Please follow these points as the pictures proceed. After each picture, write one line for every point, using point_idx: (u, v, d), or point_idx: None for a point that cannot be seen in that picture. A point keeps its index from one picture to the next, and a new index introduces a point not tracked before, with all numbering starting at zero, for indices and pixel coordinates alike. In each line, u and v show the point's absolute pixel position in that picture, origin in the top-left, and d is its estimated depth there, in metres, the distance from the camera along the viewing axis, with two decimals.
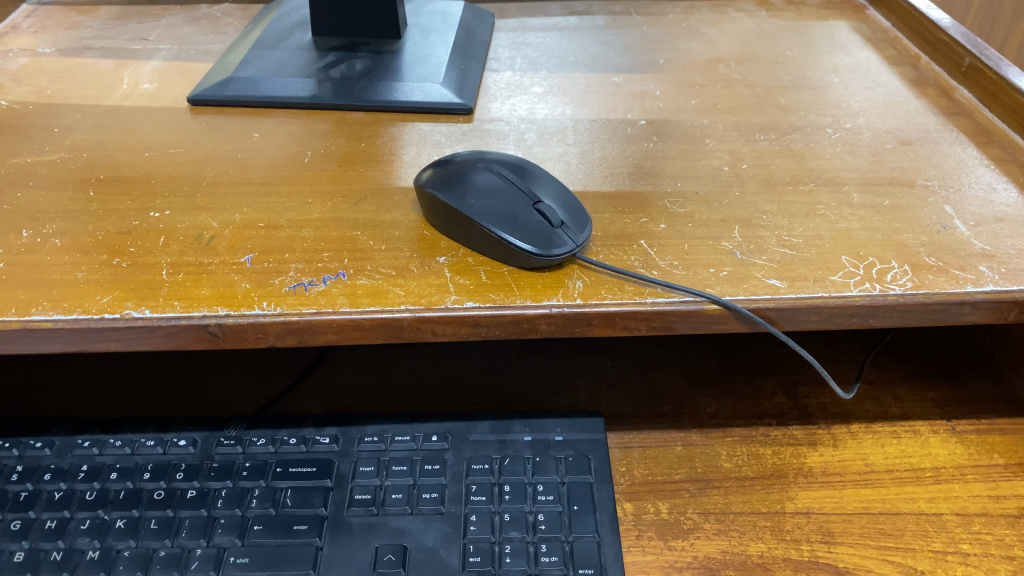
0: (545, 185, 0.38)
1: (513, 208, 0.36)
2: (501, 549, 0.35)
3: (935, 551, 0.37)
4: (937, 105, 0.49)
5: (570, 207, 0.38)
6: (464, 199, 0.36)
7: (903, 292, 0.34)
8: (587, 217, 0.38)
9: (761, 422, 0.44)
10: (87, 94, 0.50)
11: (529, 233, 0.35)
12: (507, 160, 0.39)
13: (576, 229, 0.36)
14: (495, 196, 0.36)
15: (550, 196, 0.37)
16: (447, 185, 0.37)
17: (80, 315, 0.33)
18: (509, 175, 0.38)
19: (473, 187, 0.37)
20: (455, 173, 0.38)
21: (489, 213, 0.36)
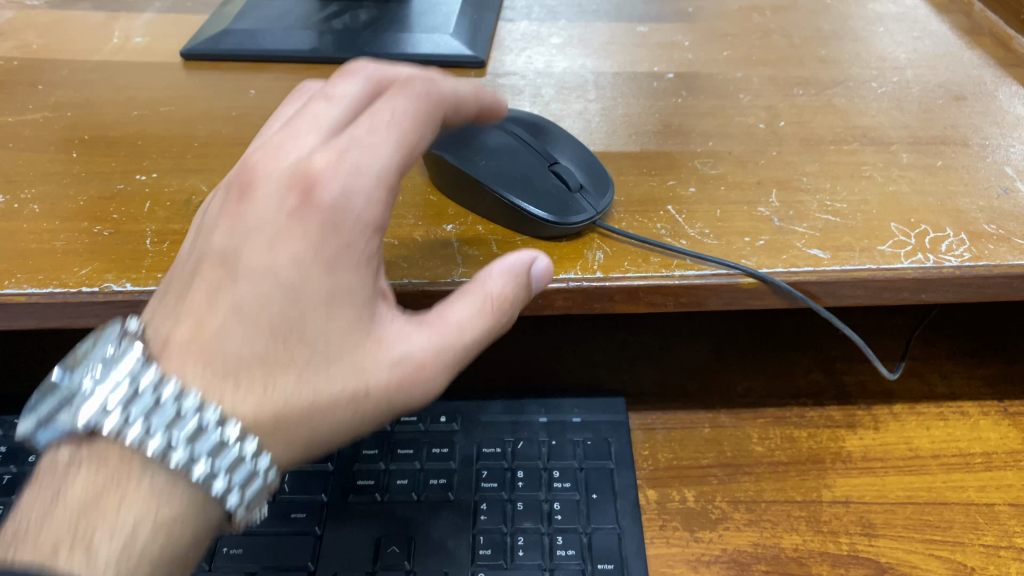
0: (561, 145, 0.35)
1: (524, 171, 0.33)
2: (514, 541, 0.33)
3: (986, 546, 0.34)
4: (994, 56, 0.45)
5: (592, 168, 0.34)
6: (470, 159, 0.33)
7: (961, 264, 0.31)
8: (610, 181, 0.34)
9: (795, 402, 0.41)
10: (76, 48, 0.47)
11: (545, 199, 0.32)
12: (519, 117, 0.36)
13: (596, 194, 0.33)
14: (507, 158, 0.33)
15: (568, 157, 0.34)
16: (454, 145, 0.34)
17: (56, 289, 0.30)
18: (521, 135, 0.34)
19: (481, 147, 0.34)
20: (462, 132, 0.35)
21: (501, 177, 0.32)
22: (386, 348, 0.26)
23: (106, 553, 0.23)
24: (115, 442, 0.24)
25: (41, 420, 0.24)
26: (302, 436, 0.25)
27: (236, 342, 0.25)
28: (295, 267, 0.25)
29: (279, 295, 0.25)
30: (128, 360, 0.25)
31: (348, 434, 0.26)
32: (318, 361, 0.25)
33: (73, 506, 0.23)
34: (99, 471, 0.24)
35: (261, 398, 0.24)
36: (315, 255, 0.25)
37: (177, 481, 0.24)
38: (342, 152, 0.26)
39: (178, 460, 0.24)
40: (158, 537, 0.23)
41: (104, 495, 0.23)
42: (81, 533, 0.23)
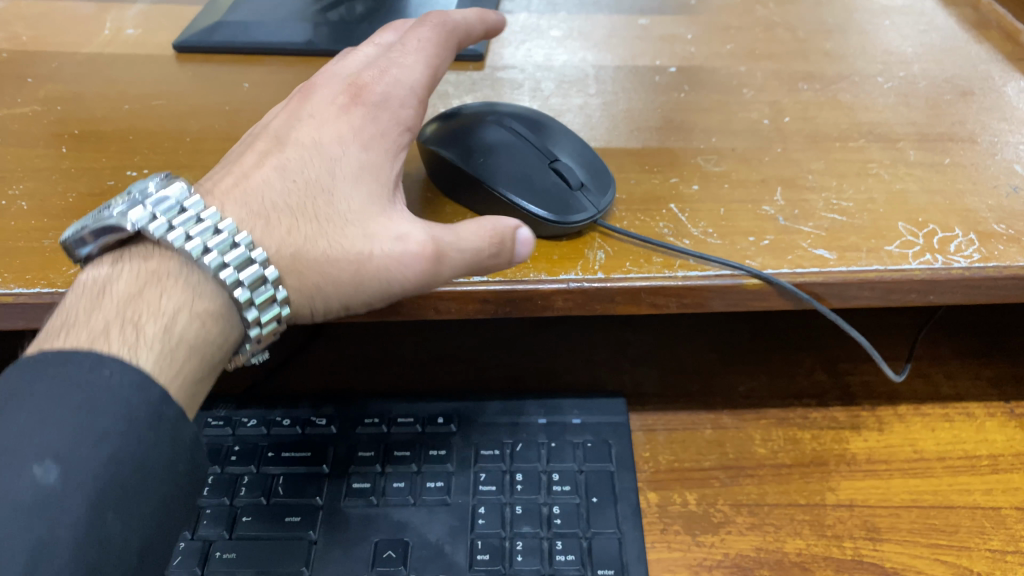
0: (562, 141, 0.34)
1: (524, 168, 0.32)
2: (512, 546, 0.32)
3: (993, 550, 0.33)
4: (1001, 50, 0.44)
5: (593, 165, 0.33)
6: (469, 156, 0.32)
7: (970, 265, 0.30)
8: (612, 178, 0.33)
9: (799, 402, 0.40)
10: (66, 41, 0.46)
11: (545, 198, 0.31)
12: (519, 112, 0.35)
13: (597, 191, 0.32)
14: (506, 155, 0.32)
15: (569, 153, 0.33)
16: (452, 141, 0.33)
17: (44, 289, 0.30)
18: (521, 131, 0.34)
19: (481, 144, 0.33)
20: (461, 128, 0.34)
21: (499, 175, 0.32)
22: (387, 227, 0.29)
23: (147, 333, 0.25)
24: (158, 247, 0.27)
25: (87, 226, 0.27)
26: (309, 278, 0.28)
27: (274, 192, 0.30)
28: (335, 147, 0.31)
29: (320, 166, 0.30)
30: (173, 191, 0.28)
31: (348, 297, 0.29)
32: (336, 213, 0.29)
33: (118, 296, 0.26)
34: (141, 273, 0.27)
35: (286, 238, 0.28)
36: (353, 139, 0.31)
37: (210, 284, 0.27)
38: (386, 69, 0.34)
39: (211, 265, 0.27)
40: (190, 331, 0.26)
41: (145, 292, 0.26)
42: (128, 314, 0.26)
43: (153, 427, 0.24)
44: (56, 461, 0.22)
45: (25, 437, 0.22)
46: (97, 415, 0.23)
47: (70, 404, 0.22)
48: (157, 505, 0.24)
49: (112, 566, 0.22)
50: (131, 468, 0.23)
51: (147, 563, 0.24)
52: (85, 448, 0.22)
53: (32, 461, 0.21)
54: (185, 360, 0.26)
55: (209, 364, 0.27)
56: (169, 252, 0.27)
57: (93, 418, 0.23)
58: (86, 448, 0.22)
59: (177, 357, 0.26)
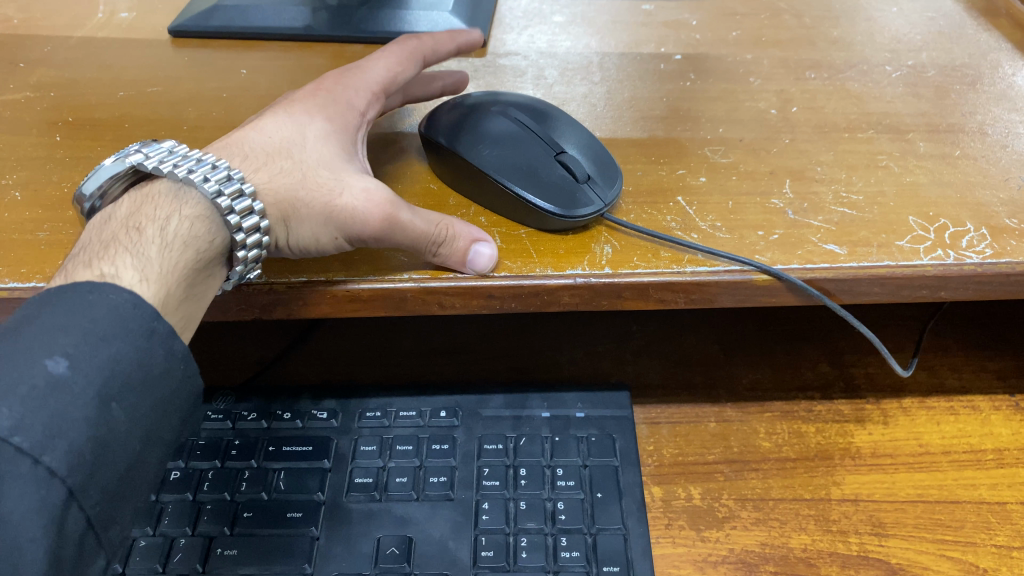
0: (568, 131, 0.33)
1: (530, 159, 0.31)
2: (517, 542, 0.32)
3: (998, 546, 0.33)
4: (1011, 38, 0.44)
5: (600, 157, 0.33)
6: (474, 147, 0.32)
7: (983, 261, 0.30)
8: (619, 171, 0.33)
9: (803, 395, 0.40)
10: (58, 24, 0.45)
11: (552, 190, 0.30)
12: (524, 102, 0.34)
13: (604, 185, 0.31)
14: (511, 145, 0.32)
15: (576, 144, 0.33)
16: (457, 132, 0.33)
17: (40, 283, 0.29)
18: (526, 121, 0.33)
19: (485, 133, 0.32)
20: (465, 118, 0.33)
21: (504, 166, 0.31)
22: (353, 179, 0.30)
23: (144, 237, 0.27)
24: (151, 180, 0.29)
25: (89, 180, 0.29)
26: (280, 209, 0.29)
27: (256, 145, 0.31)
28: (303, 115, 0.32)
29: (288, 126, 0.32)
30: (164, 147, 0.30)
31: (317, 231, 0.29)
32: (307, 162, 0.30)
33: (119, 217, 0.28)
34: (139, 197, 0.28)
35: (257, 175, 0.30)
36: (321, 109, 0.32)
37: (196, 193, 0.28)
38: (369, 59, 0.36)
39: (194, 180, 0.28)
40: (184, 232, 0.27)
41: (142, 209, 0.28)
42: (127, 226, 0.27)
43: (150, 330, 0.25)
44: (64, 356, 0.23)
45: (35, 333, 0.23)
46: (99, 318, 0.24)
47: (75, 305, 0.24)
48: (159, 402, 0.25)
49: (115, 452, 0.24)
50: (133, 366, 0.24)
51: (148, 456, 0.25)
52: (91, 347, 0.23)
53: (42, 356, 0.23)
54: (183, 257, 0.27)
55: (210, 265, 0.28)
56: (160, 177, 0.29)
57: (96, 325, 0.24)
58: (91, 345, 0.23)
59: (174, 255, 0.27)
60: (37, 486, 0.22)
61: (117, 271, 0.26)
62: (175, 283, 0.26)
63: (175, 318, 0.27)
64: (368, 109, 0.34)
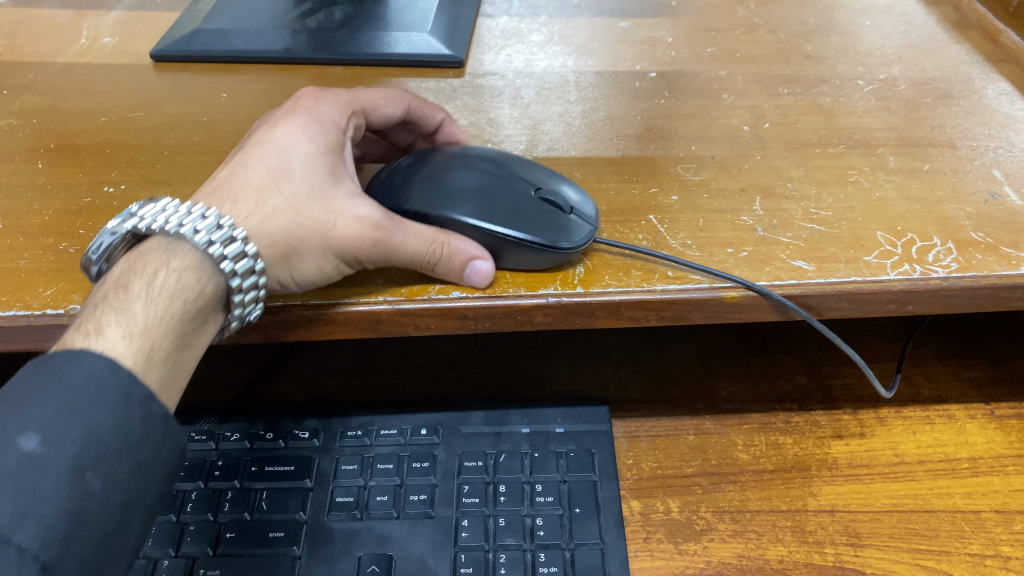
0: (531, 166, 0.33)
1: (509, 200, 0.31)
2: (496, 558, 0.32)
3: (973, 554, 0.33)
4: (981, 51, 0.44)
5: (573, 186, 0.33)
6: (449, 200, 0.31)
7: (948, 275, 0.30)
8: (589, 196, 0.33)
9: (781, 407, 0.40)
10: (42, 50, 0.46)
11: (543, 223, 0.30)
12: (480, 147, 0.34)
13: (586, 211, 0.31)
14: (487, 188, 0.31)
15: (544, 177, 0.32)
16: (423, 189, 0.31)
17: (20, 312, 0.29)
18: (490, 164, 0.32)
19: (455, 183, 0.31)
20: (428, 173, 0.32)
21: (489, 209, 0.30)
22: (346, 210, 0.29)
23: (130, 292, 0.26)
24: (149, 235, 0.28)
25: (93, 243, 0.28)
26: (280, 250, 0.28)
27: (242, 179, 0.30)
28: (287, 138, 0.31)
29: (273, 154, 0.30)
30: (162, 204, 0.29)
31: (319, 263, 0.29)
32: (299, 193, 0.29)
33: (113, 273, 0.27)
34: (134, 251, 0.28)
35: (251, 212, 0.29)
36: (306, 132, 0.31)
37: (185, 244, 0.27)
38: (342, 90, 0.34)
39: (187, 233, 0.27)
40: (173, 285, 0.27)
41: (132, 263, 0.27)
42: (116, 283, 0.27)
43: (126, 394, 0.24)
44: (36, 432, 0.23)
45: (10, 412, 0.23)
46: (73, 387, 0.24)
47: (50, 375, 0.24)
48: (137, 468, 0.24)
49: (93, 525, 0.23)
50: (109, 434, 0.24)
51: (132, 521, 0.25)
52: (63, 419, 0.23)
53: (15, 433, 0.23)
54: (169, 309, 0.27)
55: (200, 313, 0.28)
56: (152, 230, 0.28)
57: (67, 396, 0.24)
58: (63, 418, 0.23)
59: (160, 309, 0.26)
60: (9, 565, 0.21)
61: (100, 331, 0.25)
62: (159, 338, 0.26)
63: (163, 369, 0.26)
64: (348, 129, 0.33)
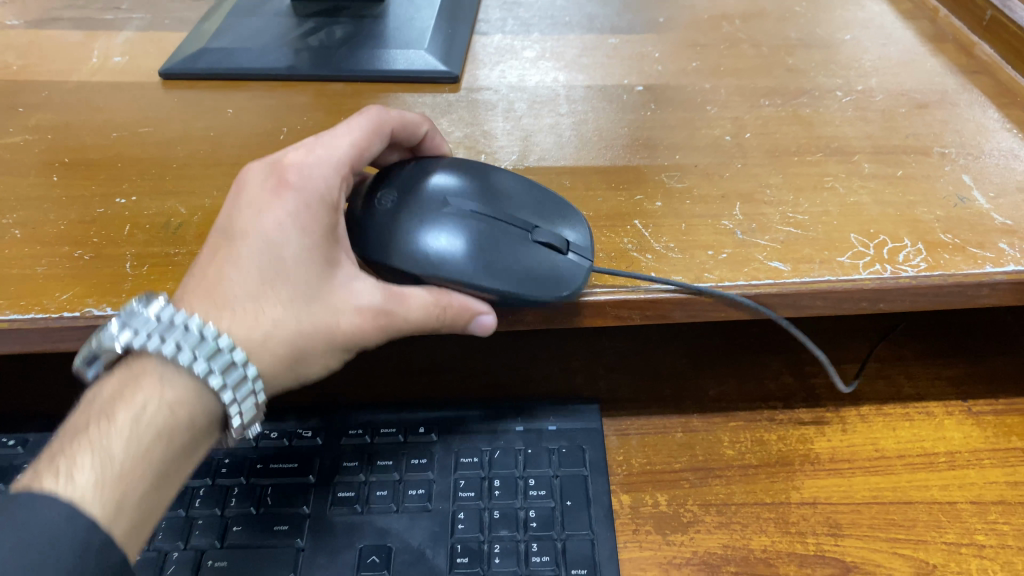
0: (513, 201, 0.33)
1: (510, 253, 0.31)
2: (491, 549, 0.34)
3: (948, 544, 0.35)
4: (956, 63, 0.46)
5: (556, 216, 0.33)
6: (450, 263, 0.30)
7: (917, 274, 0.32)
8: (575, 212, 0.33)
9: (766, 405, 0.42)
10: (55, 69, 0.48)
11: (548, 273, 0.31)
12: (464, 181, 0.34)
13: (582, 244, 0.32)
14: (487, 241, 0.31)
15: (530, 213, 0.33)
16: (419, 249, 0.31)
17: (39, 314, 0.31)
18: (480, 208, 0.32)
19: (452, 238, 0.31)
20: (421, 226, 0.31)
21: (495, 267, 0.30)
22: (343, 298, 0.30)
23: (114, 424, 0.27)
24: (139, 355, 0.28)
25: (89, 353, 0.29)
26: (288, 355, 0.30)
27: (234, 284, 0.29)
28: (276, 230, 0.30)
29: (263, 250, 0.29)
30: (152, 307, 0.29)
31: (326, 358, 0.31)
32: (294, 297, 0.29)
33: (102, 396, 0.28)
34: (127, 373, 0.28)
35: (249, 326, 0.29)
36: (296, 219, 0.30)
37: (182, 374, 0.28)
38: (320, 149, 0.32)
39: (184, 360, 0.28)
40: (159, 420, 0.27)
41: (123, 389, 0.28)
42: (103, 412, 0.27)
43: (87, 539, 0.24)
44: None
45: None
46: (30, 537, 0.23)
47: (12, 518, 0.24)
48: None
49: None
50: None
51: None
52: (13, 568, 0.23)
53: None
54: (152, 447, 0.27)
55: (185, 446, 0.28)
56: (148, 353, 0.28)
57: (21, 545, 0.23)
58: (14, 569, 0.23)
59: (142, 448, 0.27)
60: None
61: (78, 470, 0.26)
62: (138, 477, 0.27)
63: (140, 509, 0.27)
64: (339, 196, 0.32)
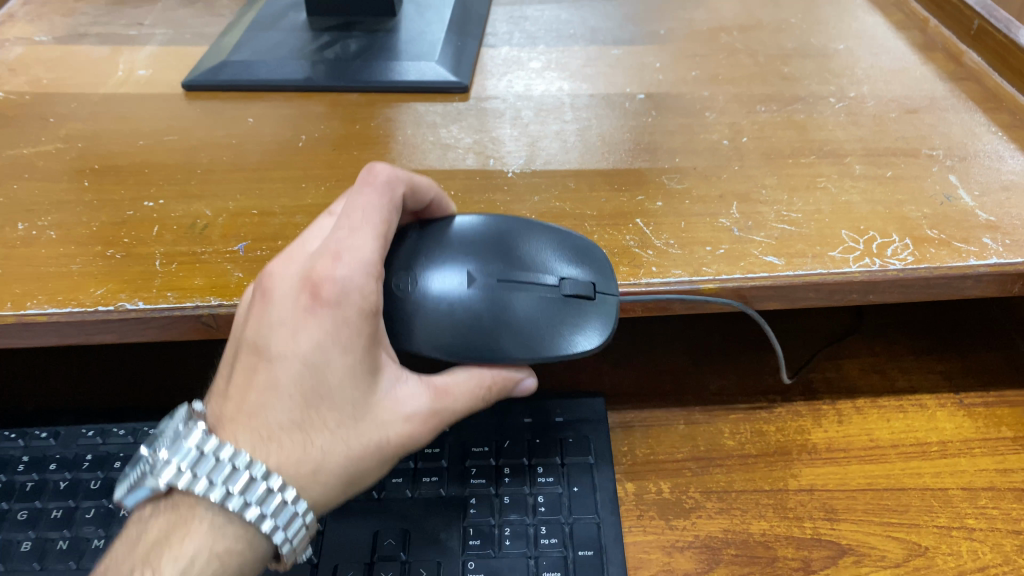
0: (530, 257, 0.33)
1: (543, 312, 0.32)
2: (501, 532, 0.35)
3: (940, 527, 0.36)
4: (945, 70, 0.48)
5: (572, 264, 0.33)
6: (493, 342, 0.31)
7: (904, 267, 0.34)
8: (590, 254, 0.34)
9: (765, 398, 0.43)
10: (82, 82, 0.50)
11: (580, 330, 0.32)
12: (479, 244, 0.34)
13: (601, 279, 0.33)
14: (518, 310, 0.32)
15: (548, 267, 0.33)
16: (458, 334, 0.31)
17: (75, 308, 0.33)
18: (501, 274, 0.33)
19: (488, 313, 0.31)
20: (450, 307, 0.32)
21: (531, 335, 0.31)
22: (391, 408, 0.30)
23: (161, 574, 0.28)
24: (188, 494, 0.29)
25: (140, 491, 0.29)
26: (343, 472, 0.30)
27: (279, 416, 0.28)
28: (316, 354, 0.28)
29: (303, 379, 0.28)
30: (193, 438, 0.29)
31: (379, 466, 0.30)
32: (341, 423, 0.29)
33: (152, 541, 0.29)
34: (175, 517, 0.29)
35: (300, 456, 0.29)
36: (334, 340, 0.28)
37: (229, 520, 0.29)
38: (342, 254, 0.30)
39: (232, 506, 0.28)
40: (208, 569, 0.28)
41: (171, 536, 0.29)
42: (150, 560, 0.28)
43: None
44: None
45: None
46: None
47: None
48: None
49: None
50: None
51: None
52: None
53: None
54: None
55: None
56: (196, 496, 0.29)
57: None
58: None
59: None
60: None
61: None
62: None
63: None
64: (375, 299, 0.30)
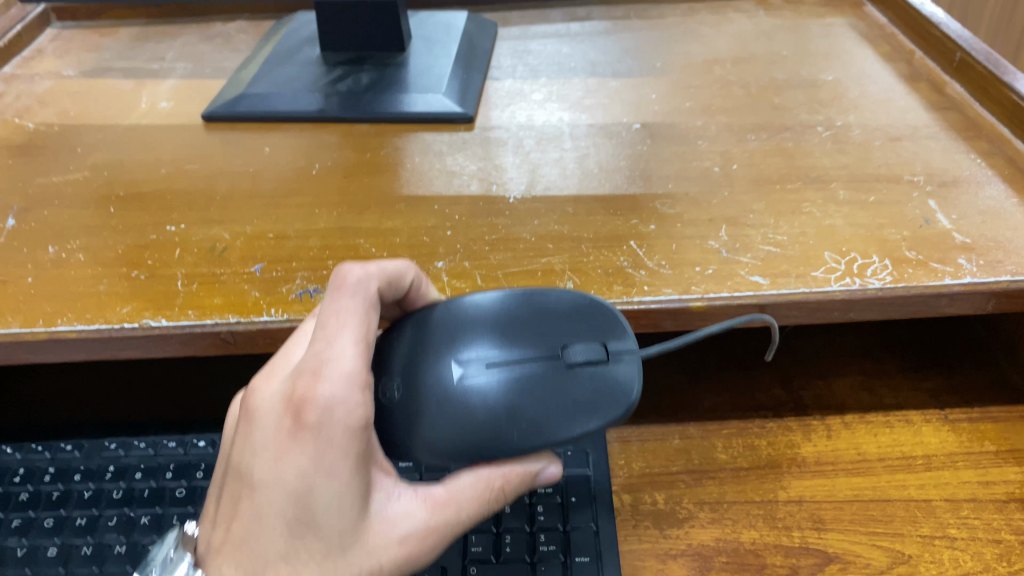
0: (533, 334, 0.33)
1: (553, 390, 0.31)
2: (502, 539, 0.37)
3: (923, 536, 0.38)
4: (928, 100, 0.50)
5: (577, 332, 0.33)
6: (507, 433, 0.31)
7: (883, 286, 0.35)
8: (594, 317, 0.34)
9: (757, 414, 0.45)
10: (108, 114, 0.53)
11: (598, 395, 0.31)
12: (479, 329, 0.33)
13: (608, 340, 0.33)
14: (529, 393, 0.31)
15: (552, 340, 0.33)
16: (468, 431, 0.31)
17: (103, 325, 0.35)
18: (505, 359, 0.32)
19: (493, 403, 0.31)
20: (460, 403, 0.32)
21: (548, 414, 0.31)
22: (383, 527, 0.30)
23: None
24: None
25: None
26: None
27: (267, 547, 0.28)
28: (298, 480, 0.28)
29: (290, 506, 0.28)
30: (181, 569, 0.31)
31: None
32: (329, 551, 0.28)
33: None
34: None
35: None
36: (318, 465, 0.28)
37: None
38: (321, 370, 0.29)
39: None
40: None
41: None
42: None
43: None
44: None
45: None
46: None
47: None
48: None
49: None
50: None
51: None
52: None
53: None
54: None
55: None
56: None
57: None
58: None
59: None
60: None
61: None
62: None
63: None
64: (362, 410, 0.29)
